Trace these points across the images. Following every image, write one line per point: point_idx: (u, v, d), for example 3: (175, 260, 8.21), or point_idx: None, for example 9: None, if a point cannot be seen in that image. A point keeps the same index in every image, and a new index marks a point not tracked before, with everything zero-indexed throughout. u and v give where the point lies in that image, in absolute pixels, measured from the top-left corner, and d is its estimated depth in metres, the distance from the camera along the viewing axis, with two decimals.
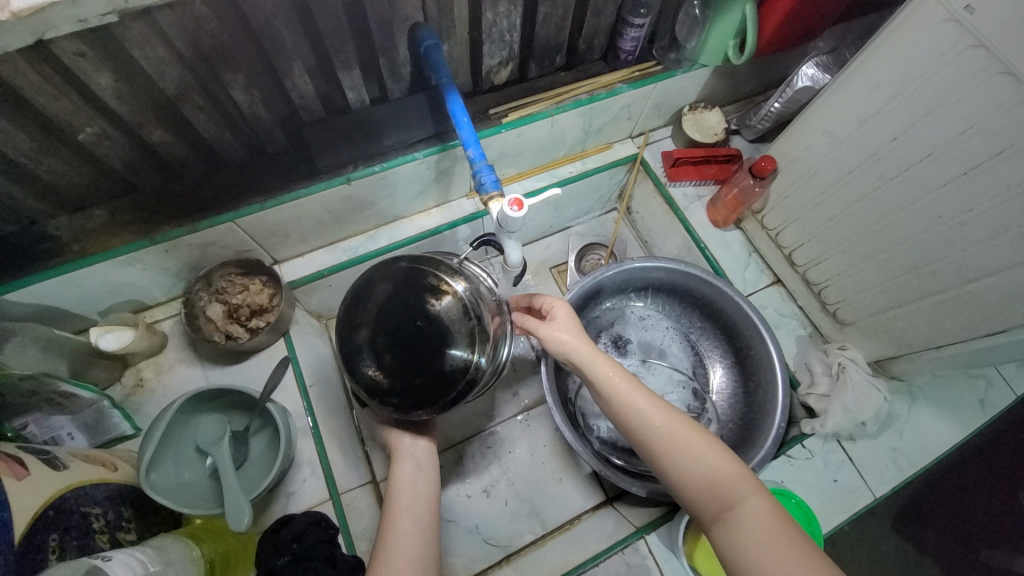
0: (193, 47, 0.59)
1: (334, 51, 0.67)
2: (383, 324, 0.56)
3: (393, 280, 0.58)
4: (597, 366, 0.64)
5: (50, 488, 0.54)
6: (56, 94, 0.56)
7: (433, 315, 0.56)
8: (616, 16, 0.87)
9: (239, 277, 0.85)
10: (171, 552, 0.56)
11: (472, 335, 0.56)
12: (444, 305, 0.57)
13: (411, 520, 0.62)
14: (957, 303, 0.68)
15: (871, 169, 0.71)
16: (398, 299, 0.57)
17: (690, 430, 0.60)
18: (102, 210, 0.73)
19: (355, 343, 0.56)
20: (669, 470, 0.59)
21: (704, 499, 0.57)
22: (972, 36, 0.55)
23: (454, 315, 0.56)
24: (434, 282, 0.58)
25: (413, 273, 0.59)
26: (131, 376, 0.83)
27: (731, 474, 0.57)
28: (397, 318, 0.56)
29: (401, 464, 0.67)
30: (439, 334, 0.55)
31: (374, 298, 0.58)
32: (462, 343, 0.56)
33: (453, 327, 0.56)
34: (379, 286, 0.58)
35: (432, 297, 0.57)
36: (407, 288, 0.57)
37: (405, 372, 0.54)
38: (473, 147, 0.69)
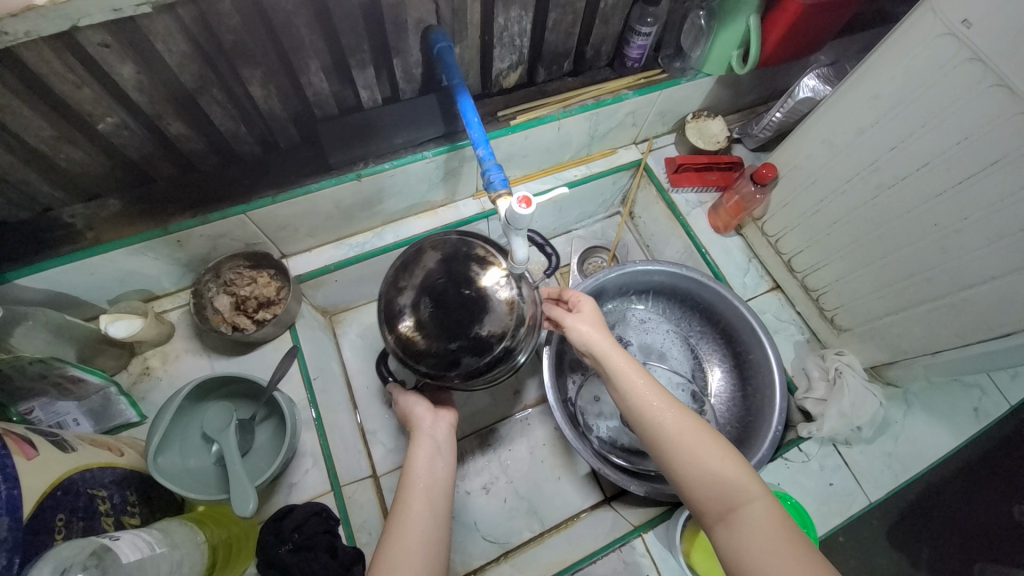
0: (216, 41, 0.60)
1: (350, 50, 0.69)
2: (429, 288, 0.64)
3: (443, 252, 0.67)
4: (614, 360, 0.67)
5: (59, 468, 0.54)
6: (81, 83, 0.57)
7: (477, 284, 0.64)
8: (623, 25, 0.89)
9: (248, 269, 0.87)
10: (176, 535, 0.58)
11: (511, 306, 0.64)
12: (486, 277, 0.65)
13: (423, 497, 0.61)
14: (952, 310, 0.70)
15: (869, 177, 0.73)
16: (446, 267, 0.65)
17: (699, 429, 0.61)
18: (117, 199, 0.74)
19: (402, 301, 0.65)
20: (677, 466, 0.60)
21: (709, 499, 0.57)
22: (968, 50, 0.57)
23: (497, 286, 0.64)
24: (481, 259, 0.66)
25: (462, 246, 0.67)
26: (137, 365, 0.84)
27: (737, 475, 0.57)
28: (443, 284, 0.64)
29: (419, 444, 0.66)
30: (480, 302, 0.63)
31: (424, 265, 0.66)
32: (501, 312, 0.63)
33: (495, 297, 0.64)
34: (430, 254, 0.66)
35: (479, 271, 0.65)
36: (457, 258, 0.66)
37: (444, 333, 0.62)
38: (483, 147, 0.71)
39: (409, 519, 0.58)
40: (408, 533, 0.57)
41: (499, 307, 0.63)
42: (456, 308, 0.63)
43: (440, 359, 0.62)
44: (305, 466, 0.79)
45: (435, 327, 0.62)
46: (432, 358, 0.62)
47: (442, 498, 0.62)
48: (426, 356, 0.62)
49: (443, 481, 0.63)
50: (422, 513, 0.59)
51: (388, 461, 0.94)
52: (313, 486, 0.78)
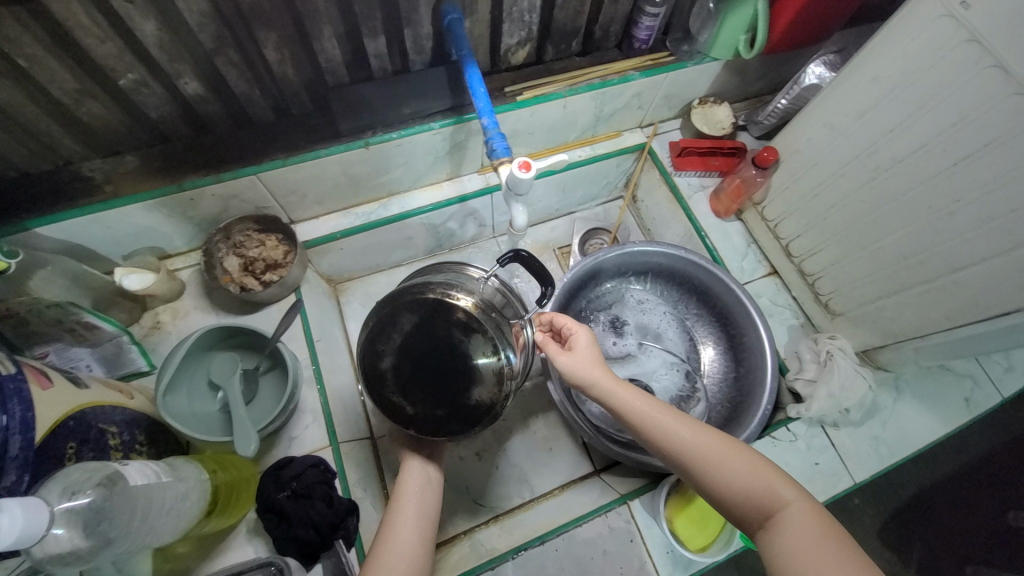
0: (233, 3, 0.62)
1: (362, 18, 0.71)
2: (410, 356, 0.60)
3: (420, 311, 0.61)
4: (619, 389, 0.66)
5: (72, 402, 0.57)
6: (104, 37, 0.60)
7: (459, 351, 0.60)
8: (632, 5, 0.90)
9: (257, 233, 0.90)
10: (183, 470, 0.61)
11: (499, 371, 0.59)
12: (470, 344, 0.59)
13: (411, 522, 0.64)
14: (942, 293, 0.71)
15: (868, 159, 0.74)
16: (425, 332, 0.60)
17: (718, 443, 0.61)
18: (134, 156, 0.77)
19: (379, 369, 0.62)
20: (707, 487, 0.60)
21: (746, 510, 0.58)
22: (967, 30, 0.57)
23: (483, 353, 0.59)
24: (462, 317, 0.60)
25: (440, 308, 0.60)
26: (149, 319, 0.87)
27: (768, 482, 0.57)
28: (422, 356, 0.60)
29: (410, 466, 0.70)
30: (465, 371, 0.59)
31: (400, 329, 0.61)
32: (487, 383, 0.59)
33: (480, 365, 0.59)
34: (406, 316, 0.60)
35: (460, 333, 0.60)
36: (433, 323, 0.60)
37: (430, 404, 0.60)
38: (488, 116, 0.73)
39: (400, 533, 0.62)
40: (397, 546, 0.61)
41: (485, 376, 0.59)
42: (440, 380, 0.60)
43: (427, 425, 0.61)
44: (305, 421, 0.82)
45: (418, 396, 0.61)
46: (422, 424, 0.61)
47: (427, 517, 0.66)
48: (414, 424, 0.61)
49: (430, 515, 0.67)
50: (410, 528, 0.63)
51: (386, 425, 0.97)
52: (311, 441, 0.81)
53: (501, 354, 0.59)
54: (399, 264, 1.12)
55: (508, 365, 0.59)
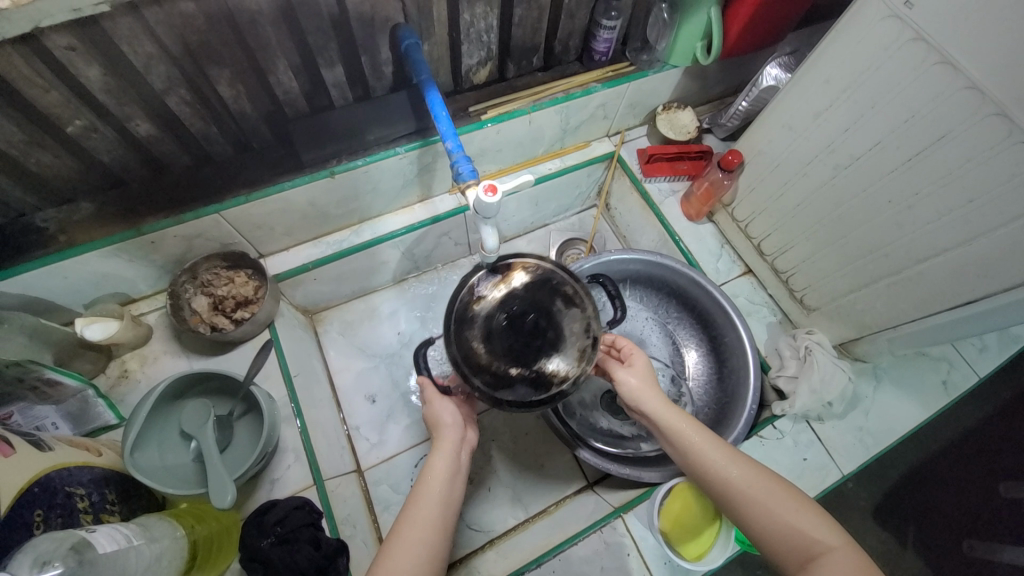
0: (182, 44, 0.61)
1: (317, 49, 0.70)
2: (510, 312, 0.64)
3: (535, 279, 0.67)
4: (669, 420, 0.67)
5: (35, 467, 0.54)
6: (49, 86, 0.58)
7: (555, 320, 0.64)
8: (589, 19, 0.91)
9: (224, 270, 0.87)
10: (155, 530, 0.58)
11: (582, 351, 0.63)
12: (565, 316, 0.64)
13: (434, 509, 0.61)
14: (909, 283, 0.72)
15: (827, 158, 0.76)
16: (530, 295, 0.66)
17: (769, 480, 0.62)
18: (89, 202, 0.74)
19: (475, 315, 0.65)
20: (751, 520, 0.60)
21: (788, 550, 0.58)
22: (911, 30, 0.59)
23: (575, 329, 0.64)
24: (569, 293, 0.66)
25: (553, 282, 0.67)
26: (116, 368, 0.84)
27: (811, 523, 0.59)
28: (521, 314, 0.64)
29: (438, 453, 0.66)
30: (554, 337, 0.63)
31: (512, 286, 0.66)
32: (571, 354, 0.62)
33: (570, 337, 0.63)
34: (521, 278, 0.67)
35: (562, 304, 0.65)
36: (542, 288, 0.66)
37: (509, 355, 0.62)
38: (452, 139, 0.72)
39: (413, 532, 0.59)
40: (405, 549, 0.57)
41: (570, 347, 0.63)
42: (529, 337, 0.63)
43: (496, 379, 0.61)
44: (287, 461, 0.79)
45: (502, 346, 0.63)
46: (492, 374, 0.62)
47: (445, 513, 0.62)
48: (486, 372, 0.61)
49: (454, 502, 0.63)
50: (420, 526, 0.59)
51: (373, 456, 0.95)
52: (294, 481, 0.78)
53: (590, 336, 0.63)
54: (376, 289, 1.11)
55: (591, 345, 0.63)
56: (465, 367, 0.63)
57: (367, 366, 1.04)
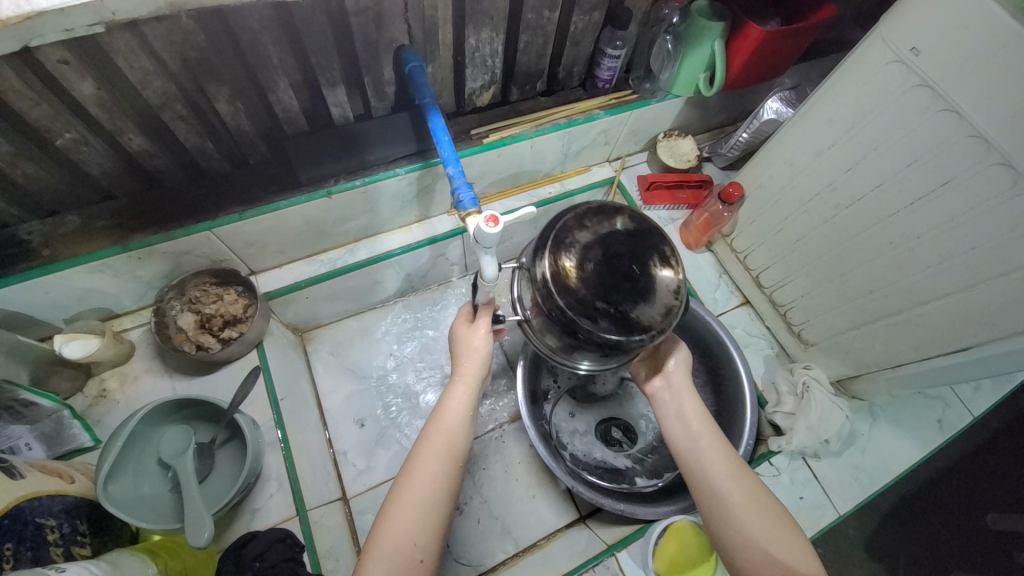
0: (181, 59, 0.60)
1: (320, 69, 0.69)
2: (610, 243, 0.55)
3: (637, 223, 0.58)
4: (691, 414, 0.69)
5: (5, 497, 0.52)
6: (39, 99, 0.56)
7: (649, 272, 0.55)
8: (594, 47, 0.91)
9: (213, 287, 0.85)
10: (126, 566, 0.56)
11: (669, 310, 0.55)
12: (659, 273, 0.55)
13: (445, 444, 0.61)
14: (909, 325, 0.72)
15: (829, 197, 0.75)
16: (631, 239, 0.56)
17: (764, 497, 0.61)
18: (76, 216, 0.72)
19: (570, 238, 0.56)
20: (732, 528, 0.60)
21: (759, 565, 0.57)
22: (917, 76, 0.59)
23: (667, 287, 0.55)
24: (666, 251, 0.56)
25: (653, 235, 0.57)
26: (94, 387, 0.81)
27: (791, 549, 0.58)
28: (622, 248, 0.55)
29: (458, 382, 0.66)
30: (644, 288, 0.54)
31: (612, 223, 0.57)
32: (658, 305, 0.54)
33: (660, 292, 0.55)
34: (624, 218, 0.57)
35: (660, 261, 0.56)
36: (644, 238, 0.56)
37: (597, 288, 0.53)
38: (453, 165, 0.71)
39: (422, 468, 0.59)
40: (424, 476, 0.58)
41: (660, 299, 0.54)
42: (622, 276, 0.54)
43: (579, 306, 0.54)
44: (269, 490, 0.76)
45: (593, 278, 0.54)
46: (575, 300, 0.54)
47: (460, 445, 0.62)
48: (572, 296, 0.54)
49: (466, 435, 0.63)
50: (437, 456, 0.60)
51: (359, 483, 0.92)
52: (276, 512, 0.75)
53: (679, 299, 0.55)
54: (369, 308, 1.08)
55: (675, 308, 0.55)
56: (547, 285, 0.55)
57: (357, 388, 1.01)
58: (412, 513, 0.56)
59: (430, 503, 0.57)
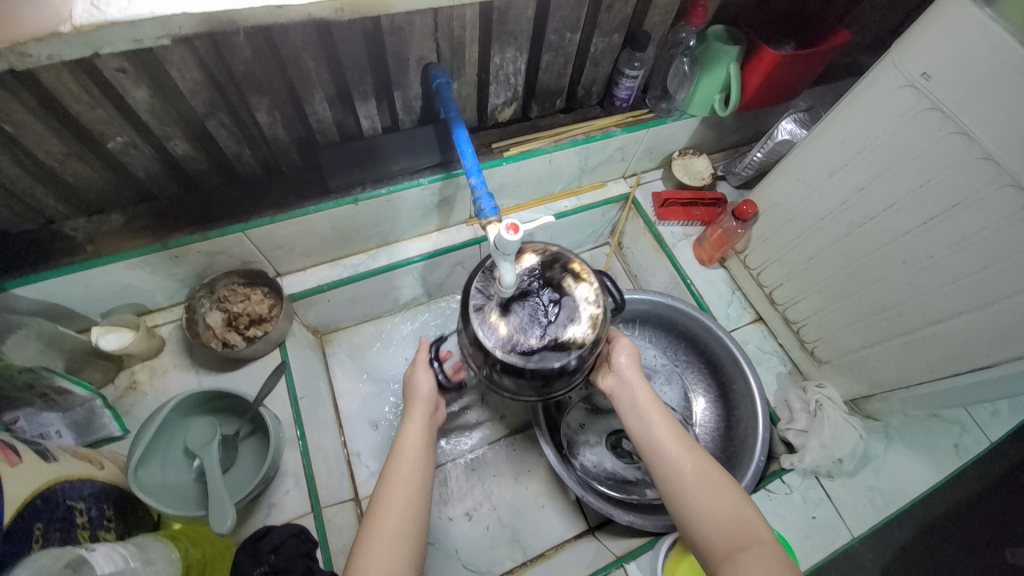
0: (227, 70, 0.64)
1: (353, 83, 0.74)
2: (525, 283, 0.68)
3: (539, 258, 0.70)
4: (642, 399, 0.71)
5: (39, 478, 0.53)
6: (96, 104, 0.60)
7: (565, 294, 0.67)
8: (613, 67, 0.95)
9: (242, 287, 0.88)
10: (150, 551, 0.57)
11: (594, 320, 0.65)
12: (575, 291, 0.67)
13: (410, 476, 0.63)
14: (922, 344, 0.72)
15: (842, 215, 0.77)
16: (539, 273, 0.69)
17: (717, 472, 0.63)
18: (119, 215, 0.77)
19: (490, 293, 0.69)
20: (688, 505, 0.61)
21: (718, 539, 0.58)
22: (928, 100, 0.61)
23: (585, 299, 0.66)
24: (574, 270, 0.69)
25: (558, 261, 0.70)
26: (124, 379, 0.84)
27: (746, 520, 0.59)
28: (535, 284, 0.67)
29: (409, 423, 0.70)
30: (564, 310, 0.66)
31: (521, 266, 0.70)
32: (583, 320, 0.65)
33: (580, 306, 0.66)
34: (529, 257, 0.70)
35: (570, 281, 0.68)
36: (551, 268, 0.69)
37: (523, 330, 0.65)
38: (476, 176, 0.74)
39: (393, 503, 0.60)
40: (392, 511, 0.60)
41: (583, 314, 0.65)
42: (541, 311, 0.66)
43: (516, 349, 0.65)
44: (286, 486, 0.78)
45: (519, 321, 0.66)
46: (512, 347, 0.65)
47: (423, 480, 0.64)
48: (505, 344, 0.65)
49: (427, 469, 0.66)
50: (399, 491, 0.62)
51: (371, 484, 0.93)
52: (292, 507, 0.77)
53: (602, 301, 0.66)
54: (386, 314, 1.11)
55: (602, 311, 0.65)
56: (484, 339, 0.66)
57: (372, 391, 1.03)
58: (386, 544, 0.57)
59: (400, 535, 0.58)
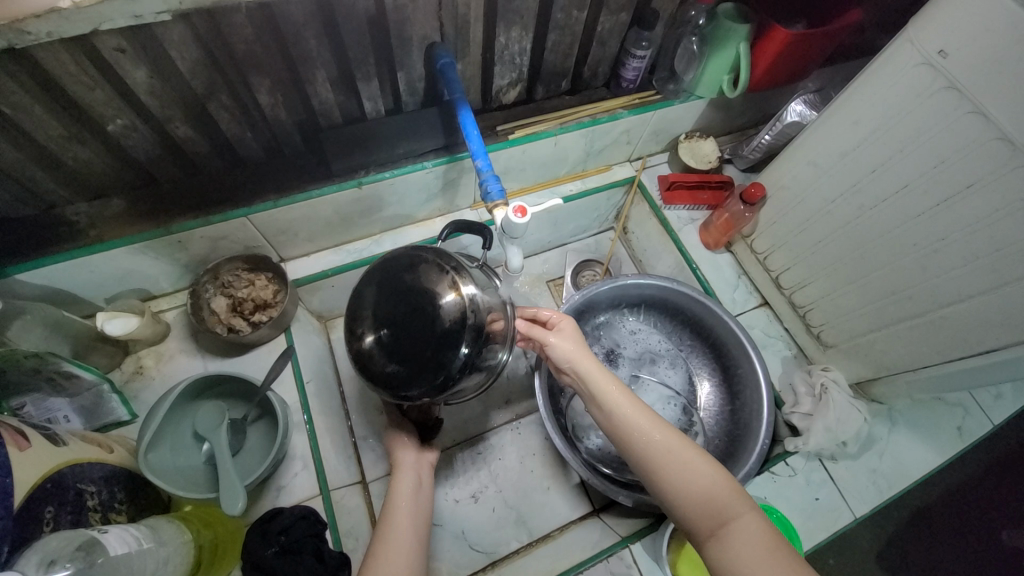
0: (228, 50, 0.62)
1: (356, 63, 0.72)
2: (386, 308, 0.54)
3: (375, 280, 0.57)
4: (598, 383, 0.67)
5: (48, 462, 0.53)
6: (94, 84, 0.59)
7: (416, 286, 0.55)
8: (620, 48, 0.93)
9: (246, 272, 0.88)
10: (163, 532, 0.58)
11: (455, 285, 0.55)
12: (424, 275, 0.56)
13: (408, 526, 0.64)
14: (930, 327, 0.72)
15: (853, 198, 0.76)
16: (382, 296, 0.55)
17: (685, 448, 0.62)
18: (121, 199, 0.76)
19: (361, 351, 0.55)
20: (666, 487, 0.61)
21: (699, 516, 0.59)
22: (945, 79, 0.60)
23: (433, 275, 0.56)
24: (410, 260, 0.58)
25: (391, 267, 0.58)
26: (131, 364, 0.85)
27: (724, 491, 0.59)
28: (396, 297, 0.54)
29: (401, 471, 0.70)
30: (426, 301, 0.54)
31: (365, 302, 0.56)
32: (449, 295, 0.54)
33: (436, 285, 0.55)
34: (366, 291, 0.57)
35: (413, 272, 0.56)
36: (385, 277, 0.57)
37: (411, 354, 0.52)
38: (481, 159, 0.73)
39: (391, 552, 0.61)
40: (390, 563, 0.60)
41: (444, 288, 0.55)
42: (410, 321, 0.53)
43: (424, 374, 0.52)
44: (295, 469, 0.80)
45: (404, 353, 0.53)
46: (421, 382, 0.52)
47: (419, 532, 0.65)
48: (413, 382, 0.52)
49: (423, 518, 0.67)
50: (398, 542, 0.62)
51: None
52: (301, 489, 0.78)
53: (451, 265, 0.57)
54: None
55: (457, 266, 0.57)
56: (399, 393, 0.54)
57: None
58: None
59: None
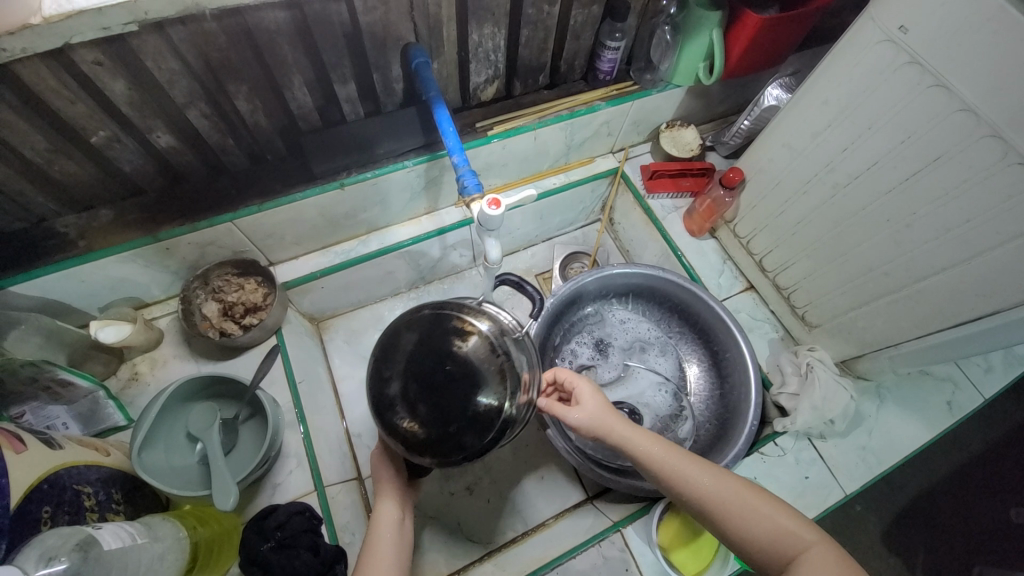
0: (204, 59, 0.64)
1: (331, 66, 0.73)
2: (422, 364, 0.53)
3: (418, 328, 0.57)
4: (634, 441, 0.65)
5: (45, 463, 0.55)
6: (75, 98, 0.61)
7: (460, 358, 0.54)
8: (594, 40, 0.94)
9: (236, 277, 0.89)
10: (159, 529, 0.60)
11: (501, 373, 0.54)
12: (468, 345, 0.55)
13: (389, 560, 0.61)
14: (909, 301, 0.73)
15: (827, 176, 0.77)
16: (422, 349, 0.54)
17: (737, 487, 0.60)
18: (109, 210, 0.78)
19: (387, 397, 0.54)
20: (730, 532, 0.59)
21: (769, 556, 0.56)
22: (906, 54, 0.61)
23: (481, 352, 0.54)
24: (458, 323, 0.57)
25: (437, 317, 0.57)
26: (126, 371, 0.86)
27: (785, 523, 0.57)
28: (434, 358, 0.54)
29: (386, 500, 0.66)
30: (467, 378, 0.53)
31: (402, 348, 0.56)
32: (493, 382, 0.53)
33: (479, 364, 0.54)
34: (405, 335, 0.56)
35: (459, 339, 0.55)
36: (429, 330, 0.56)
37: (437, 423, 0.52)
38: (458, 154, 0.74)
39: None
40: None
41: (488, 370, 0.53)
42: (443, 391, 0.52)
43: (439, 448, 0.52)
44: (289, 467, 0.81)
45: (429, 420, 0.52)
46: (434, 451, 0.53)
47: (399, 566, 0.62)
48: (427, 450, 0.53)
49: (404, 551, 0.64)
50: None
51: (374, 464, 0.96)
52: (296, 486, 0.80)
53: (499, 346, 0.56)
54: (381, 298, 1.13)
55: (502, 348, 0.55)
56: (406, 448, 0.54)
57: None
58: None
59: None
